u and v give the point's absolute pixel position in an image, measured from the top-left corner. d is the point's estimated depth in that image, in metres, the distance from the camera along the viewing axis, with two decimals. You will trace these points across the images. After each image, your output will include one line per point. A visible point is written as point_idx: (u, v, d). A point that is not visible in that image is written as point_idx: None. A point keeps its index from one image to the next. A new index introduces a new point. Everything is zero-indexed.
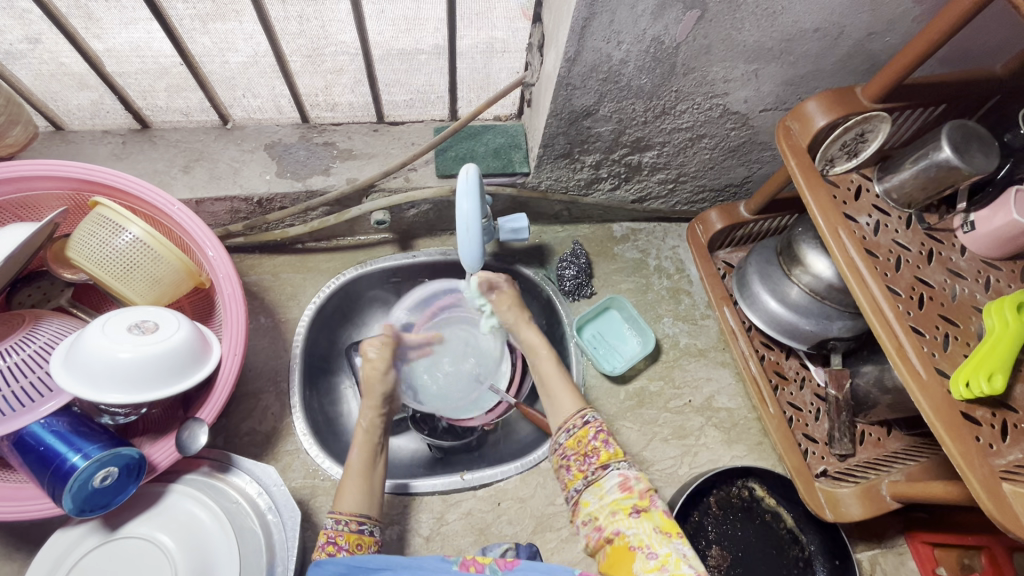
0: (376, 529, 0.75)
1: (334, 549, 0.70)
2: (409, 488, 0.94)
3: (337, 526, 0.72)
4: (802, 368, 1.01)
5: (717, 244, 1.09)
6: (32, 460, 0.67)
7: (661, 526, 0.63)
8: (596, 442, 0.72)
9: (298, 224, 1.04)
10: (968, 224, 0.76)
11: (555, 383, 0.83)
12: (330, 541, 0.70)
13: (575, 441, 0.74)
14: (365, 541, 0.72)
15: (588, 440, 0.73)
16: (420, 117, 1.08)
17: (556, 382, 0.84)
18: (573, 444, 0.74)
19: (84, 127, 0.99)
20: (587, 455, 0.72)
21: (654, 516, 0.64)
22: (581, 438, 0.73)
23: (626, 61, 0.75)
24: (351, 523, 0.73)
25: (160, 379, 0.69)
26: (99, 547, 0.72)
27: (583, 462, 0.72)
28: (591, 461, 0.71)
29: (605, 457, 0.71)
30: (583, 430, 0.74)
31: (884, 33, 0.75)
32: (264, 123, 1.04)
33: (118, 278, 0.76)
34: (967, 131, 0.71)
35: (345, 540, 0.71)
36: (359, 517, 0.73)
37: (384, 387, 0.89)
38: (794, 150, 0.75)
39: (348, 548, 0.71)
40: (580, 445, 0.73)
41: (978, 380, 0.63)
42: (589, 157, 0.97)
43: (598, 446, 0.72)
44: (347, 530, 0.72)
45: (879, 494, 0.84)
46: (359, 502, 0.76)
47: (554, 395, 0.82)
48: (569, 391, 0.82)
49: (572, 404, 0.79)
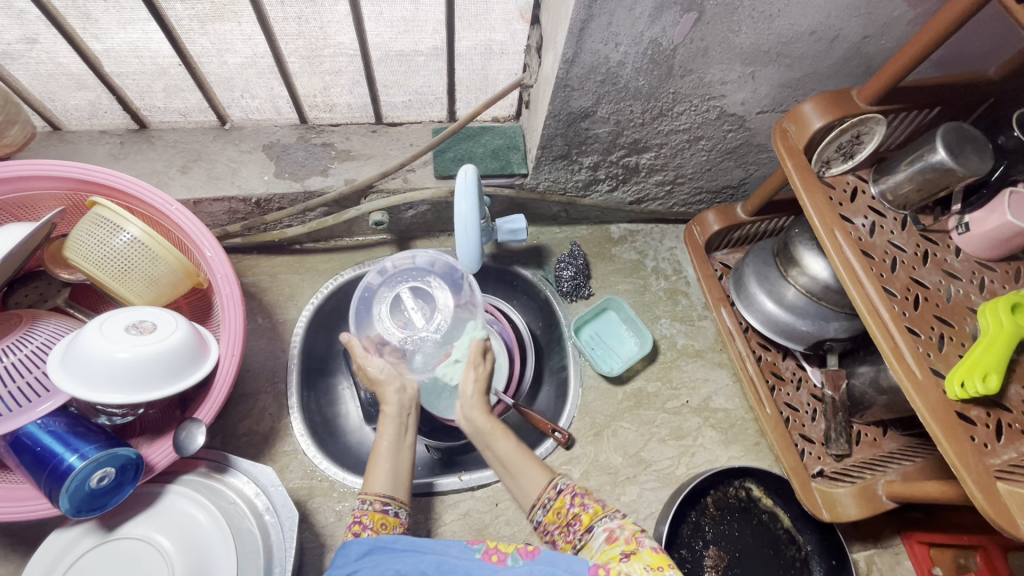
0: (402, 510, 0.75)
1: (361, 527, 0.72)
2: (432, 487, 0.94)
3: (363, 506, 0.74)
4: (799, 369, 1.01)
5: (714, 245, 1.09)
6: (29, 460, 0.66)
7: (651, 563, 0.60)
8: (574, 508, 0.72)
9: (296, 225, 1.04)
10: (963, 225, 0.76)
11: (515, 459, 0.80)
12: (357, 521, 0.72)
13: (554, 514, 0.74)
14: (390, 522, 0.73)
15: (566, 508, 0.73)
16: (418, 118, 1.10)
17: (513, 457, 0.80)
18: (553, 517, 0.74)
19: (81, 127, 1.00)
20: (569, 524, 0.72)
21: (643, 556, 0.62)
22: (559, 508, 0.73)
23: (624, 63, 0.76)
24: (376, 502, 0.74)
25: (158, 379, 0.69)
26: (96, 548, 0.71)
27: (568, 531, 0.72)
28: (575, 528, 0.71)
29: (587, 518, 0.71)
30: (558, 500, 0.74)
31: (879, 36, 0.76)
32: (262, 124, 1.05)
33: (116, 278, 0.76)
34: (961, 133, 0.72)
35: (370, 519, 0.72)
36: (383, 498, 0.74)
37: (378, 370, 0.87)
38: (791, 152, 0.75)
39: (373, 526, 0.72)
40: (559, 515, 0.73)
41: (973, 380, 0.63)
42: (587, 159, 0.98)
43: (577, 511, 0.72)
44: (372, 509, 0.73)
45: (875, 494, 0.85)
46: (387, 483, 0.77)
47: (517, 471, 0.79)
48: (534, 462, 0.80)
49: (542, 476, 0.78)
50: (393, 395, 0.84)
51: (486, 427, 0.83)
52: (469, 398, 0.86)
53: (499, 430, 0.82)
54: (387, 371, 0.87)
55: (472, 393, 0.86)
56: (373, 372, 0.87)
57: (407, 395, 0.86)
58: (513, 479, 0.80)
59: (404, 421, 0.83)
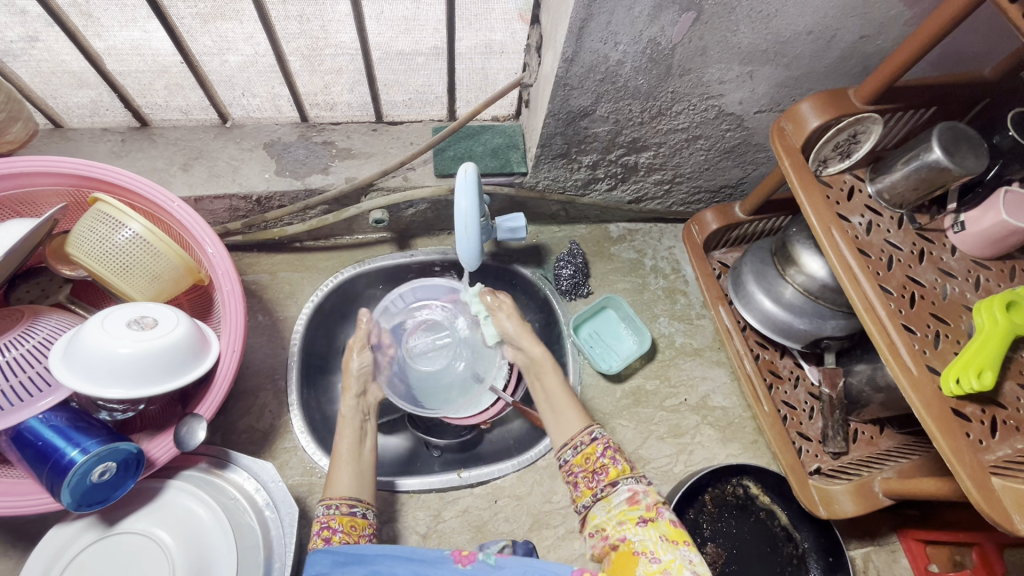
0: (370, 512, 0.76)
1: (330, 532, 0.72)
2: (394, 485, 0.94)
3: (329, 511, 0.74)
4: (796, 367, 1.02)
5: (713, 245, 1.10)
6: (31, 454, 0.67)
7: (667, 534, 0.64)
8: (604, 459, 0.74)
9: (296, 223, 1.04)
10: (958, 224, 0.77)
11: (560, 399, 0.85)
12: (324, 527, 0.72)
13: (582, 458, 0.75)
14: (358, 524, 0.74)
15: (596, 457, 0.75)
16: (418, 117, 1.10)
17: (558, 397, 0.86)
18: (581, 461, 0.75)
19: (83, 124, 1.00)
20: (595, 471, 0.74)
21: (660, 525, 0.65)
22: (590, 454, 0.75)
23: (623, 62, 0.76)
24: (342, 506, 0.74)
25: (159, 374, 0.69)
26: (96, 543, 0.72)
27: (592, 478, 0.74)
28: (601, 478, 0.73)
29: (613, 474, 0.73)
30: (591, 446, 0.76)
31: (875, 36, 0.77)
32: (263, 122, 1.05)
33: (117, 274, 0.76)
34: (956, 133, 0.73)
35: (338, 523, 0.72)
36: (349, 500, 0.75)
37: (360, 364, 0.92)
38: (789, 151, 0.76)
39: (341, 530, 0.72)
40: (587, 461, 0.75)
41: (968, 377, 0.64)
42: (586, 157, 0.98)
43: (606, 463, 0.74)
44: (338, 513, 0.73)
45: (872, 491, 0.85)
46: (352, 487, 0.77)
47: (559, 411, 0.84)
48: (574, 408, 0.83)
49: (578, 422, 0.80)
50: (354, 401, 0.88)
51: (537, 357, 0.92)
52: (513, 333, 0.94)
53: (549, 366, 0.90)
54: (365, 369, 0.92)
55: (514, 329, 0.95)
56: (355, 368, 0.92)
57: (365, 399, 0.90)
58: (552, 419, 0.84)
59: (363, 424, 0.86)
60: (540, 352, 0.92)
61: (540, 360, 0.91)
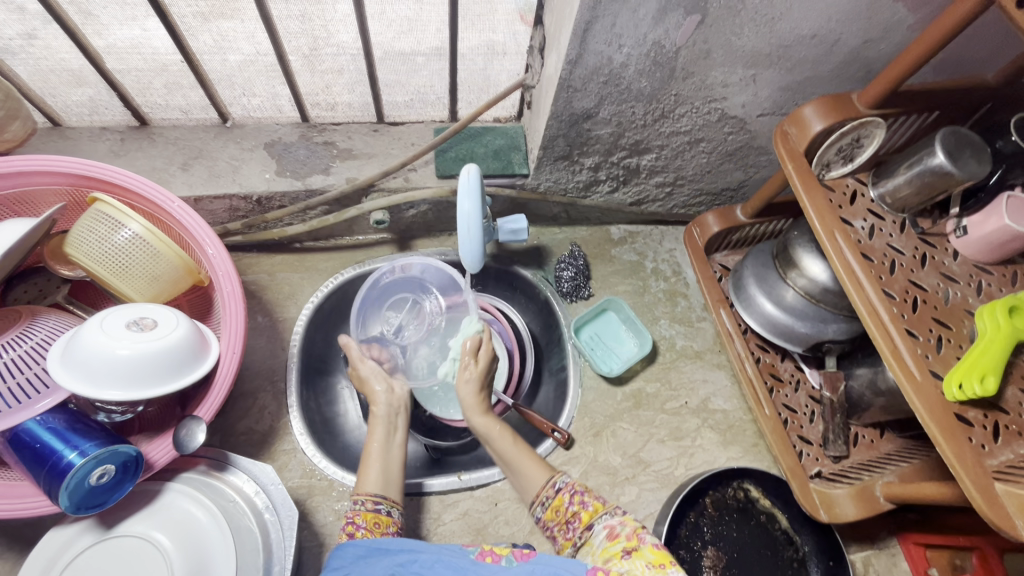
0: (395, 510, 0.76)
1: (354, 527, 0.72)
2: (420, 487, 0.94)
3: (355, 506, 0.75)
4: (797, 371, 1.02)
5: (714, 247, 1.10)
6: (28, 457, 0.66)
7: (653, 560, 0.62)
8: (574, 506, 0.76)
9: (297, 223, 1.03)
10: (960, 229, 0.77)
11: (515, 456, 0.84)
12: (349, 522, 0.73)
13: (553, 512, 0.77)
14: (382, 521, 0.74)
15: (565, 507, 0.76)
16: (420, 117, 1.07)
17: (515, 452, 0.84)
18: (552, 515, 0.77)
19: (81, 124, 0.97)
20: (569, 521, 0.76)
21: (645, 552, 0.63)
22: (558, 506, 0.77)
23: (627, 65, 0.76)
24: (368, 502, 0.75)
25: (159, 376, 0.69)
26: (94, 546, 0.71)
27: (567, 529, 0.75)
28: (575, 526, 0.75)
29: (585, 517, 0.74)
30: (557, 499, 0.78)
31: (878, 40, 0.77)
32: (263, 122, 1.03)
33: (117, 275, 0.75)
34: (959, 138, 0.73)
35: (362, 518, 0.73)
36: (375, 497, 0.75)
37: (370, 366, 0.89)
38: (792, 154, 0.76)
39: (365, 526, 0.73)
40: (558, 513, 0.77)
41: (971, 382, 0.64)
42: (588, 159, 0.98)
43: (576, 510, 0.75)
44: (364, 509, 0.74)
45: (873, 496, 0.86)
46: (378, 483, 0.78)
47: (517, 468, 0.84)
48: (533, 462, 0.83)
49: (541, 475, 0.82)
50: (383, 397, 0.86)
51: (487, 429, 0.86)
52: (468, 400, 0.88)
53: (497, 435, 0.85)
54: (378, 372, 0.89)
55: (468, 396, 0.88)
56: (365, 370, 0.89)
57: (396, 396, 0.88)
58: (514, 472, 0.85)
59: (393, 423, 0.85)
60: (489, 422, 0.86)
61: (490, 430, 0.86)
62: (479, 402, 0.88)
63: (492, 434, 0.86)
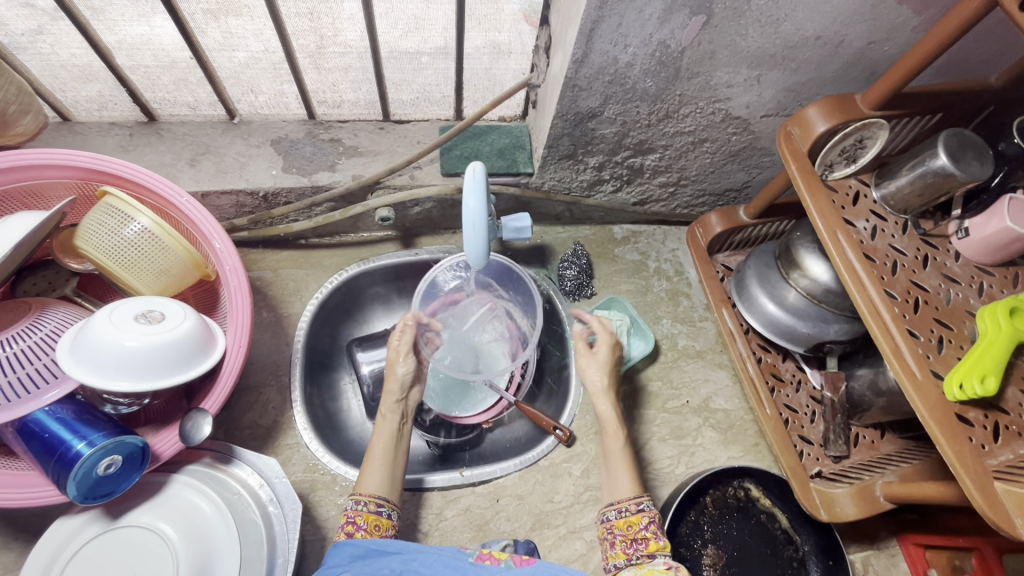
0: (395, 512, 0.78)
1: (354, 528, 0.74)
2: (421, 483, 0.94)
3: (356, 506, 0.75)
4: (799, 371, 1.02)
5: (717, 247, 1.10)
6: (37, 446, 0.67)
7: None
8: (646, 531, 0.75)
9: (302, 220, 1.04)
10: (962, 230, 0.77)
11: (617, 459, 0.84)
12: (350, 521, 0.74)
13: (625, 523, 0.77)
14: (382, 523, 0.75)
15: (638, 527, 0.76)
16: (425, 116, 1.11)
17: (617, 454, 0.84)
18: (622, 525, 0.76)
19: (90, 118, 1.00)
20: (634, 540, 0.75)
21: None
22: (634, 523, 0.76)
23: (632, 64, 0.77)
24: (370, 504, 0.76)
25: (166, 368, 0.70)
26: (100, 536, 0.72)
27: (629, 545, 0.75)
28: (639, 547, 0.74)
29: (653, 547, 0.73)
30: (636, 516, 0.76)
31: (883, 42, 0.77)
32: (271, 118, 1.06)
33: (125, 268, 0.76)
34: (962, 139, 0.73)
35: (363, 519, 0.74)
36: (378, 499, 0.76)
37: (405, 372, 0.88)
38: (795, 155, 0.76)
39: (365, 528, 0.74)
40: (629, 528, 0.76)
41: (971, 382, 0.64)
42: (593, 159, 0.99)
43: (648, 535, 0.75)
44: (366, 510, 0.75)
45: (873, 496, 0.85)
46: (381, 485, 0.78)
47: (612, 470, 0.83)
48: (629, 472, 0.82)
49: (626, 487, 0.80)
50: (396, 404, 0.86)
51: (606, 414, 0.87)
52: (596, 386, 0.89)
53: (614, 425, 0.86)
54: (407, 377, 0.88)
55: (597, 380, 0.89)
56: (400, 376, 0.88)
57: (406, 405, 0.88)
58: (607, 471, 0.84)
59: (401, 428, 0.85)
60: (612, 411, 0.88)
61: (609, 419, 0.87)
62: (608, 386, 0.89)
63: (610, 423, 0.86)
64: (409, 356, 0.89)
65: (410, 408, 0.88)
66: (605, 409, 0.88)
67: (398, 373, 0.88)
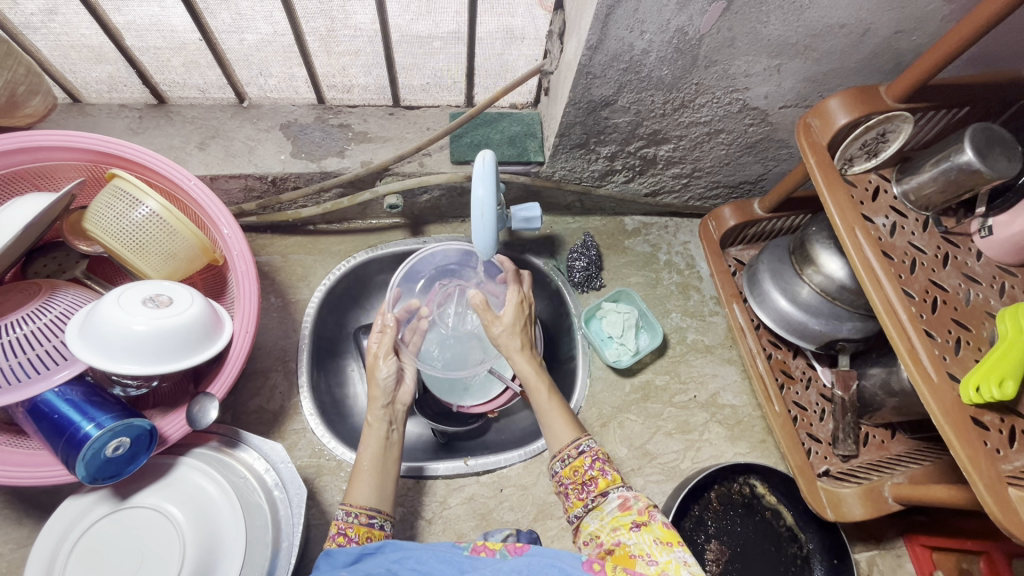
0: (388, 522, 0.76)
1: (345, 540, 0.72)
2: (422, 471, 0.94)
3: (347, 518, 0.74)
4: (809, 368, 1.01)
5: (730, 241, 1.08)
6: (47, 427, 0.67)
7: (661, 537, 0.64)
8: (593, 471, 0.75)
9: (311, 206, 1.03)
10: (986, 229, 0.75)
11: (543, 413, 0.82)
12: (340, 532, 0.73)
13: (571, 470, 0.76)
14: (375, 534, 0.74)
15: (584, 469, 0.75)
16: (435, 102, 1.09)
17: (544, 409, 0.83)
18: (569, 473, 0.76)
19: (100, 100, 1.00)
20: (585, 483, 0.75)
21: (654, 528, 0.66)
22: (578, 467, 0.75)
23: (648, 51, 0.75)
24: (361, 516, 0.74)
25: (174, 352, 0.70)
26: (109, 516, 0.73)
27: (581, 489, 0.75)
28: (591, 489, 0.74)
29: (603, 484, 0.73)
30: (579, 459, 0.76)
31: (911, 31, 0.74)
32: (280, 103, 1.04)
33: (133, 250, 0.76)
34: (990, 135, 0.71)
35: (355, 532, 0.72)
36: (369, 511, 0.74)
37: (386, 376, 0.85)
38: (815, 148, 0.74)
39: (357, 540, 0.72)
40: (576, 473, 0.76)
41: (988, 386, 0.62)
42: (605, 149, 0.97)
43: (595, 474, 0.74)
44: (357, 522, 0.73)
45: (881, 496, 0.84)
46: (372, 496, 0.76)
47: (544, 424, 0.81)
48: (562, 418, 0.81)
49: (567, 433, 0.79)
50: (382, 410, 0.84)
51: (524, 369, 0.86)
52: (504, 342, 0.87)
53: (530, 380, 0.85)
54: (391, 381, 0.85)
55: (504, 342, 0.87)
56: (381, 379, 0.84)
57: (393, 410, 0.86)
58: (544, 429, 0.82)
59: (388, 434, 0.83)
60: (529, 365, 0.86)
61: (527, 373, 0.85)
62: (519, 342, 0.87)
63: (529, 378, 0.85)
64: (389, 355, 0.86)
65: (399, 413, 0.86)
66: (523, 364, 0.86)
67: (381, 378, 0.85)
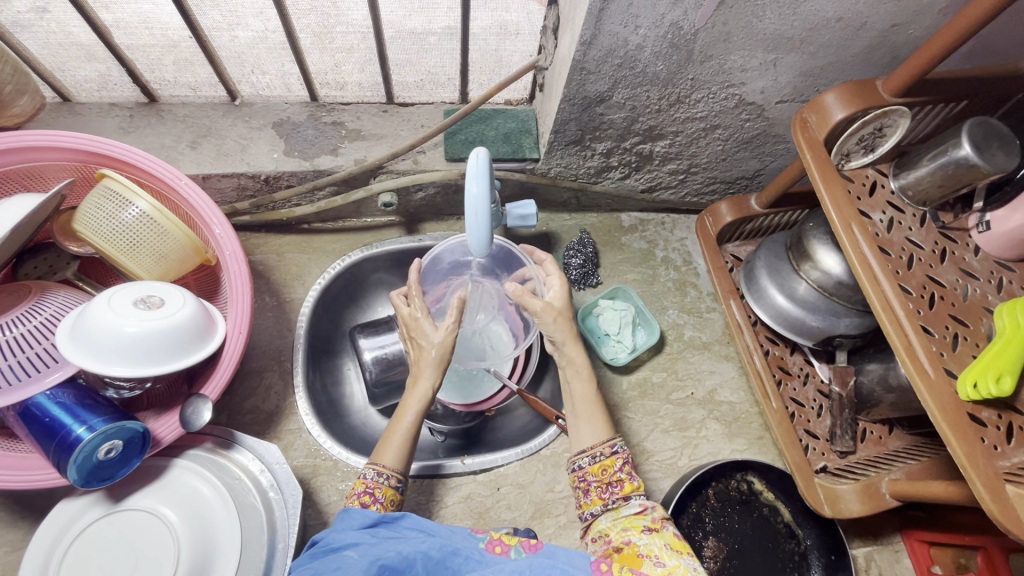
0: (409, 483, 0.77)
1: (369, 499, 0.72)
2: (440, 469, 0.94)
3: (376, 479, 0.73)
4: (806, 365, 1.01)
5: (726, 237, 1.08)
6: (38, 430, 0.67)
7: (672, 543, 0.64)
8: (620, 474, 0.74)
9: (305, 205, 1.03)
10: (983, 224, 0.75)
11: (585, 405, 0.79)
12: (365, 491, 0.72)
13: (598, 468, 0.75)
14: (397, 498, 0.74)
15: (613, 469, 0.74)
16: (430, 99, 1.07)
17: (585, 400, 0.80)
18: (596, 471, 0.74)
19: (90, 99, 0.98)
20: (610, 484, 0.74)
21: (665, 535, 0.66)
22: (608, 466, 0.74)
23: (643, 47, 0.74)
24: (391, 478, 0.73)
25: (165, 354, 0.69)
26: (103, 519, 0.72)
27: (604, 489, 0.74)
28: (614, 491, 0.73)
29: (628, 489, 0.73)
30: (610, 459, 0.75)
31: (908, 24, 0.74)
32: (273, 100, 1.03)
33: (124, 251, 0.75)
34: (988, 129, 0.70)
35: (382, 493, 0.72)
36: (400, 475, 0.74)
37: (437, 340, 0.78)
38: (810, 143, 0.73)
39: (382, 502, 0.72)
40: (603, 472, 0.75)
41: (987, 381, 0.62)
42: (601, 145, 0.96)
43: (623, 477, 0.74)
44: (385, 484, 0.73)
45: (878, 492, 0.85)
46: (400, 458, 0.75)
47: (584, 416, 0.79)
48: (602, 416, 0.78)
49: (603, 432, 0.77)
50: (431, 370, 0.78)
51: (576, 358, 0.81)
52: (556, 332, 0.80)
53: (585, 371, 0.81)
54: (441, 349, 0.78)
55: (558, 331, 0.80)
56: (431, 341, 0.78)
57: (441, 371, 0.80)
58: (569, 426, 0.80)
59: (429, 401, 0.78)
60: (582, 355, 0.81)
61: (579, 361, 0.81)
62: (571, 331, 0.81)
63: (582, 368, 0.81)
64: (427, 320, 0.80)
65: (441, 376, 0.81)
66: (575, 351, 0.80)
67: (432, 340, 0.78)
